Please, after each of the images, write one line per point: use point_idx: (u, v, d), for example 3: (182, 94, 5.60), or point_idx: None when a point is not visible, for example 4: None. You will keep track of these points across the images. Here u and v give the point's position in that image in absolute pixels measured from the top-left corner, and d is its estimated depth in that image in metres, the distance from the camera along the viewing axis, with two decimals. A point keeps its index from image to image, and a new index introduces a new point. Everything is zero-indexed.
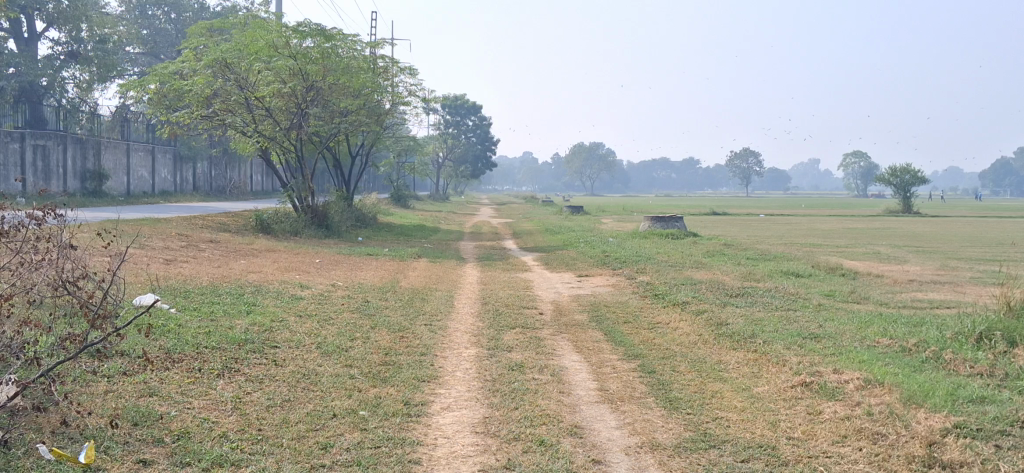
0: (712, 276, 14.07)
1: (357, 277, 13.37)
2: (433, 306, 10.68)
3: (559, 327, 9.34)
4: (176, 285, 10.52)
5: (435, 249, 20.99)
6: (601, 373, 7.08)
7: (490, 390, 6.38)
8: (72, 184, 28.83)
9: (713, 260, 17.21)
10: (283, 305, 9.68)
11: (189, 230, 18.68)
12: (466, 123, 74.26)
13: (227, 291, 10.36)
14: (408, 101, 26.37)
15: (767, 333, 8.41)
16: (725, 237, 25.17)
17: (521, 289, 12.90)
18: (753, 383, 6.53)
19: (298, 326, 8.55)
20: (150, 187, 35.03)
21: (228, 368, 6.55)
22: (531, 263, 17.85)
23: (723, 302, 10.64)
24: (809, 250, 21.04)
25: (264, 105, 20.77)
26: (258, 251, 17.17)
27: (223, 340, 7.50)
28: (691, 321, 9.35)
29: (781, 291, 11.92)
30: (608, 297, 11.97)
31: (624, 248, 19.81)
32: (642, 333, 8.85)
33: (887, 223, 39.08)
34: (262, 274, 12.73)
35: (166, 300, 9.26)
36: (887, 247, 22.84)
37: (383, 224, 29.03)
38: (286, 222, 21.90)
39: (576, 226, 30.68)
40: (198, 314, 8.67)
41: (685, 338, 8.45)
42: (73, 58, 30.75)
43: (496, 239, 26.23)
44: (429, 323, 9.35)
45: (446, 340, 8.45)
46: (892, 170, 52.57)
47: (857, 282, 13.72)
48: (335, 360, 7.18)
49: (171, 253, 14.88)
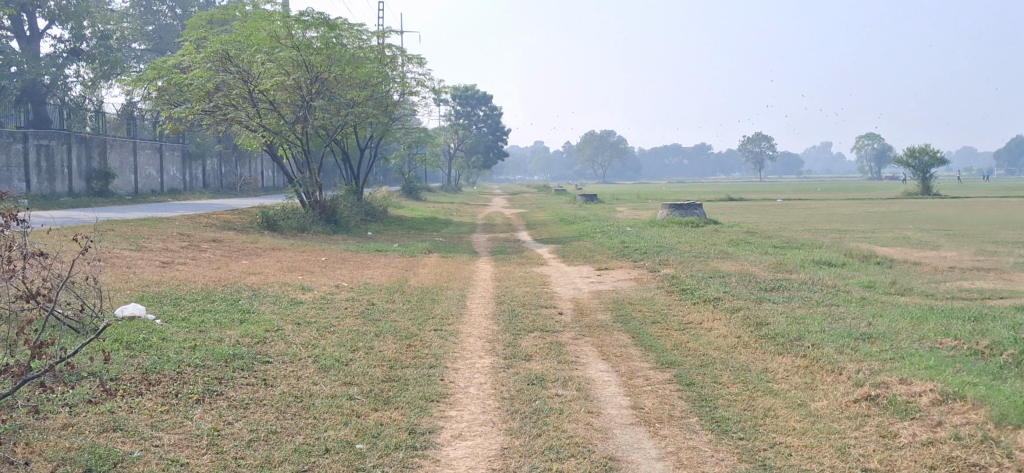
0: (740, 267, 13.21)
1: (363, 277, 12.58)
2: (444, 308, 9.87)
3: (581, 330, 8.52)
4: (167, 291, 9.74)
5: (447, 243, 20.19)
6: (633, 386, 6.27)
7: (510, 411, 5.58)
8: (76, 184, 28.20)
9: (738, 250, 16.37)
10: (281, 312, 8.89)
11: (192, 230, 17.96)
12: (477, 113, 72.88)
13: (222, 296, 9.59)
14: (417, 91, 25.53)
15: (814, 333, 7.56)
16: (746, 224, 24.29)
17: (538, 286, 12.07)
18: (810, 397, 5.71)
19: (295, 336, 7.77)
20: (157, 185, 34.37)
21: (210, 391, 5.77)
22: (547, 256, 17.02)
23: (758, 298, 9.80)
24: (835, 236, 20.14)
25: (268, 98, 20.00)
26: (262, 250, 16.40)
27: (208, 355, 6.71)
28: (727, 321, 8.53)
29: (818, 282, 11.06)
30: (632, 293, 11.14)
31: (643, 238, 18.95)
32: (673, 336, 8.02)
33: (909, 206, 38.05)
34: (262, 276, 11.97)
35: (153, 309, 8.50)
36: (915, 231, 21.87)
37: (394, 218, 28.27)
38: (293, 218, 21.08)
39: (593, 216, 29.88)
40: (187, 325, 7.91)
41: (723, 341, 7.62)
42: (76, 55, 30.04)
43: (510, 231, 25.47)
44: (440, 329, 8.54)
45: (458, 348, 7.64)
46: (908, 152, 51.49)
47: (896, 271, 12.83)
48: (332, 376, 6.40)
49: (169, 255, 14.12)
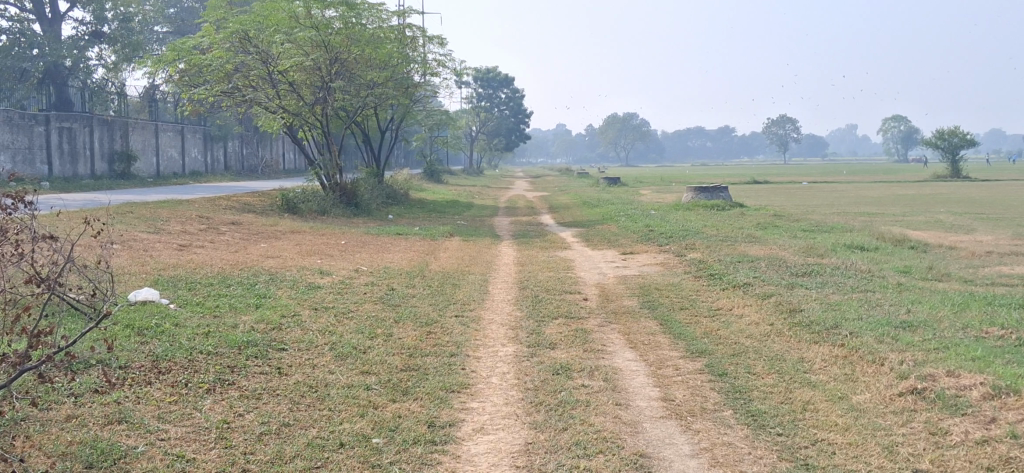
0: (769, 252, 12.86)
1: (383, 261, 12.33)
2: (466, 293, 9.61)
3: (607, 317, 8.23)
4: (183, 275, 9.53)
5: (468, 226, 19.91)
6: (663, 377, 5.99)
7: (534, 403, 5.32)
8: (99, 166, 28.14)
9: (767, 234, 15.99)
10: (297, 297, 8.65)
11: (211, 212, 17.79)
12: (499, 96, 72.43)
13: (238, 281, 9.37)
14: (438, 72, 25.23)
15: (851, 321, 7.24)
16: (773, 207, 23.85)
17: (562, 271, 11.79)
18: (851, 390, 5.42)
19: (312, 322, 7.54)
20: (179, 167, 34.29)
21: (221, 380, 5.54)
22: (571, 240, 16.70)
23: (790, 283, 9.47)
24: (865, 219, 19.69)
25: (287, 79, 19.82)
26: (282, 233, 16.18)
27: (221, 342, 6.48)
28: (758, 307, 8.23)
29: (852, 268, 10.70)
30: (659, 278, 10.83)
31: (669, 222, 18.58)
32: (703, 323, 7.73)
33: (938, 189, 37.38)
34: (280, 259, 11.76)
35: (167, 294, 8.28)
36: (948, 215, 21.35)
37: (415, 201, 28.04)
38: (313, 201, 20.87)
39: (616, 199, 29.51)
40: (201, 310, 7.70)
41: (756, 329, 7.32)
42: (97, 37, 29.92)
43: (532, 214, 25.17)
44: (461, 315, 8.28)
45: (480, 335, 7.38)
46: (937, 134, 50.49)
47: (931, 256, 12.43)
48: (349, 365, 6.15)
49: (187, 238, 13.93)
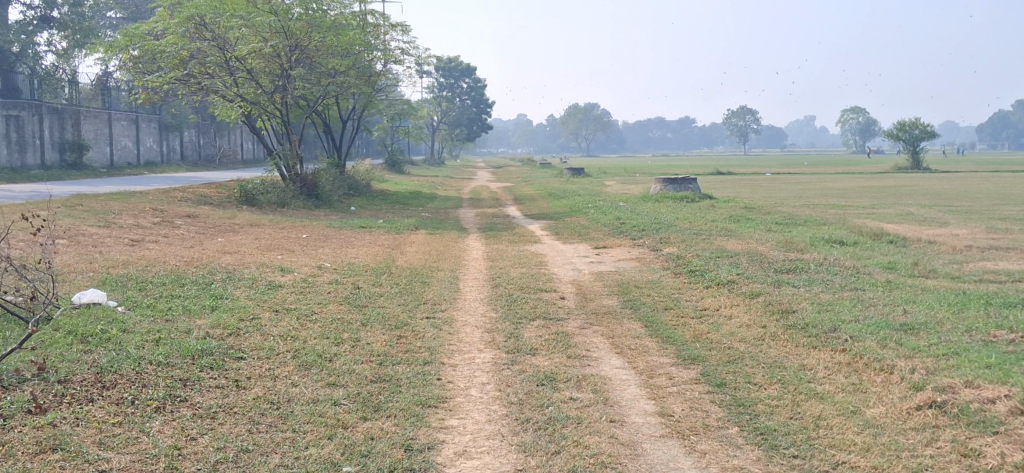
0: (747, 247, 12.48)
1: (347, 256, 11.77)
2: (436, 292, 9.10)
3: (588, 318, 7.77)
4: (132, 274, 8.91)
5: (434, 219, 19.36)
6: (656, 388, 5.52)
7: (520, 420, 4.83)
8: (49, 155, 27.22)
9: (741, 227, 15.64)
10: (256, 298, 8.08)
11: (166, 205, 17.08)
12: (460, 85, 71.72)
13: (192, 280, 8.77)
14: (401, 60, 24.63)
15: (849, 323, 6.84)
16: (742, 199, 23.57)
17: (534, 266, 11.31)
18: (863, 402, 4.99)
19: (272, 326, 6.97)
20: (134, 157, 33.33)
21: (171, 397, 4.99)
22: (539, 233, 16.23)
23: (775, 281, 9.07)
24: (835, 212, 19.43)
25: (245, 66, 19.12)
26: (240, 226, 15.54)
27: (172, 351, 5.91)
28: (747, 308, 7.82)
29: (835, 263, 10.34)
30: (636, 275, 10.40)
31: (639, 214, 18.18)
32: (691, 325, 7.30)
33: (900, 180, 37.43)
34: (239, 255, 11.16)
35: (115, 296, 7.67)
36: (918, 207, 21.22)
37: (378, 192, 27.41)
38: (273, 192, 20.19)
39: (582, 190, 29.11)
40: (152, 314, 7.12)
41: (748, 332, 6.89)
42: (46, 23, 28.88)
43: (497, 206, 24.66)
44: (432, 317, 7.77)
45: (453, 340, 6.87)
46: (899, 126, 50.83)
47: (912, 250, 12.12)
48: (314, 376, 5.63)
49: (139, 232, 13.26)
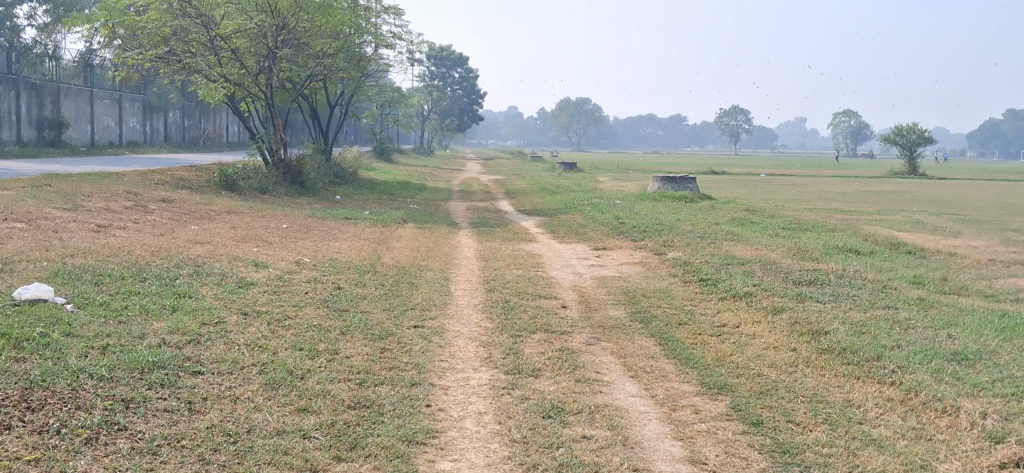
0: (756, 254, 11.68)
1: (329, 251, 10.92)
2: (425, 295, 8.27)
3: (593, 332, 6.97)
4: (89, 266, 8.05)
5: (423, 211, 18.53)
6: (682, 425, 4.71)
7: (526, 465, 4.03)
8: (27, 132, 26.28)
9: (746, 231, 14.86)
10: (226, 297, 7.24)
11: (141, 187, 16.21)
12: (452, 75, 70.79)
13: (154, 274, 7.92)
14: (393, 45, 23.77)
15: (891, 351, 6.04)
16: (743, 201, 22.80)
17: (531, 269, 10.49)
18: (932, 454, 4.22)
19: (239, 333, 6.13)
20: (116, 137, 32.34)
21: (107, 423, 4.17)
22: (534, 230, 15.39)
23: (797, 295, 8.28)
24: (839, 217, 18.67)
25: (230, 45, 18.22)
26: (217, 213, 14.66)
27: (119, 363, 5.06)
28: (771, 326, 7.02)
29: (856, 276, 9.56)
30: (642, 281, 9.62)
31: (638, 213, 17.37)
32: (711, 346, 6.50)
33: (897, 186, 36.68)
34: (212, 246, 10.30)
35: (64, 291, 6.83)
36: (923, 215, 20.52)
37: (366, 180, 26.55)
38: (255, 178, 19.29)
39: (575, 186, 28.32)
40: (106, 315, 6.28)
41: (777, 357, 6.09)
42: None
43: (489, 199, 23.83)
44: (421, 326, 6.93)
45: (446, 355, 6.05)
46: (896, 131, 50.23)
47: (933, 263, 11.35)
48: (283, 400, 4.82)
49: (107, 216, 12.38)
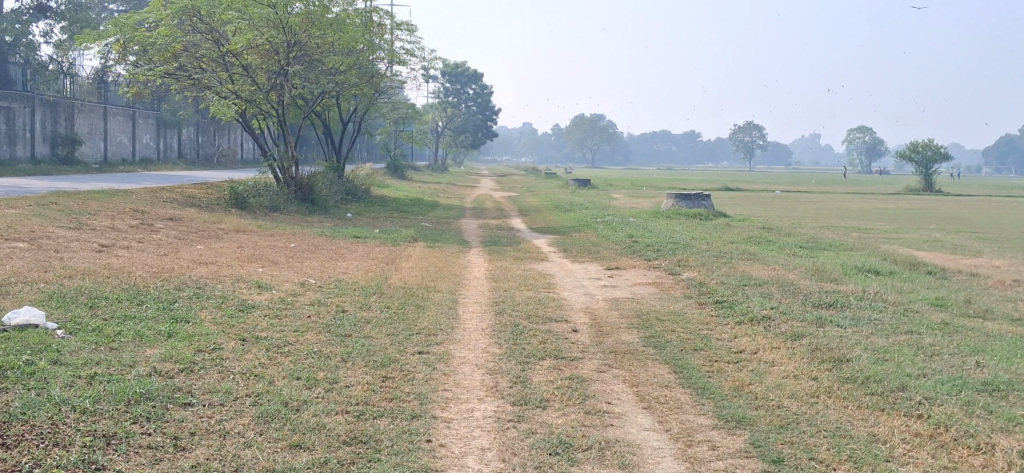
0: (773, 274, 11.38)
1: (335, 271, 10.70)
2: (432, 319, 8.01)
3: (605, 358, 6.70)
4: (86, 288, 7.82)
5: (434, 229, 18.31)
6: (697, 463, 4.44)
7: None
8: (41, 149, 26.25)
9: (763, 249, 14.56)
10: (226, 322, 7.02)
11: (149, 205, 16.06)
12: (466, 91, 70.95)
13: (154, 297, 7.70)
14: (405, 61, 23.62)
15: (917, 380, 5.73)
16: (758, 218, 22.48)
17: (542, 289, 10.22)
18: None
19: (235, 360, 5.90)
20: (129, 154, 32.31)
21: (85, 463, 3.94)
22: (545, 249, 15.14)
23: (817, 319, 7.98)
24: (856, 236, 18.32)
25: (241, 62, 18.09)
26: (225, 232, 14.48)
27: (105, 394, 4.82)
28: (791, 353, 6.72)
29: (876, 298, 9.24)
30: (656, 303, 9.34)
31: (651, 232, 17.09)
32: (727, 374, 6.22)
33: (914, 202, 36.25)
34: (216, 267, 10.09)
35: (58, 316, 6.61)
36: (941, 233, 20.17)
37: (378, 198, 26.38)
38: (265, 195, 19.12)
39: (588, 203, 28.06)
40: (98, 340, 6.05)
41: (799, 386, 5.80)
42: (42, 13, 27.98)
43: (501, 216, 23.60)
44: (425, 352, 6.67)
45: (450, 384, 5.78)
46: (910, 147, 49.69)
47: (955, 283, 11.03)
48: (275, 434, 4.57)
49: (112, 235, 12.19)
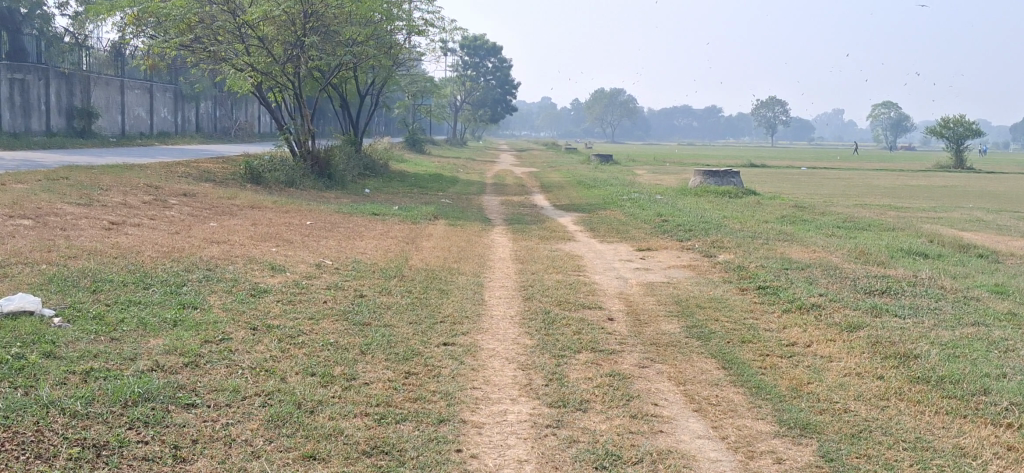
0: (815, 256, 10.79)
1: (354, 251, 10.19)
2: (456, 304, 7.48)
3: (647, 352, 6.16)
4: (89, 270, 7.33)
5: (455, 206, 17.78)
6: None
7: None
8: (57, 122, 25.84)
9: (800, 229, 13.95)
10: (235, 308, 6.51)
11: (163, 180, 15.60)
12: (485, 65, 70.06)
13: (160, 280, 7.20)
14: (426, 32, 23.00)
15: (999, 382, 5.17)
16: (789, 196, 21.78)
17: (571, 272, 9.66)
18: None
19: (245, 353, 5.39)
20: (147, 128, 31.91)
21: None
22: (572, 228, 14.59)
23: (872, 308, 7.40)
24: (894, 215, 17.61)
25: (258, 33, 17.55)
26: (241, 208, 14.00)
27: (98, 395, 4.32)
28: (850, 348, 6.15)
29: (931, 284, 8.64)
30: (693, 288, 8.78)
31: (681, 210, 16.47)
32: (783, 370, 5.67)
33: (947, 180, 35.36)
34: (229, 246, 9.60)
35: (55, 302, 6.10)
36: (981, 212, 19.42)
37: (398, 173, 25.88)
38: (282, 170, 18.62)
39: (612, 179, 27.41)
40: (97, 330, 5.55)
41: (865, 387, 5.25)
42: None
43: (523, 193, 23.04)
44: (451, 343, 6.15)
45: (480, 382, 5.25)
46: (942, 122, 48.27)
47: (1011, 268, 10.39)
48: (287, 443, 4.07)
49: (123, 212, 11.72)
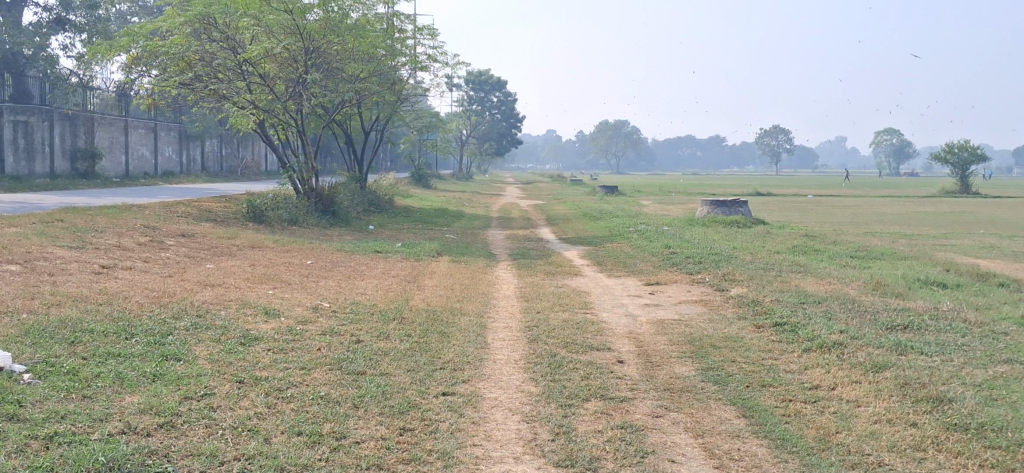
0: (830, 289, 10.38)
1: (353, 292, 9.82)
2: (458, 348, 7.09)
3: (660, 398, 5.76)
4: (71, 319, 6.95)
5: (457, 241, 17.47)
6: None
7: None
8: (60, 164, 25.63)
9: (812, 260, 13.56)
10: (221, 359, 6.12)
11: (160, 220, 15.30)
12: (490, 99, 70.05)
13: (145, 329, 6.82)
14: (428, 67, 22.76)
15: None
16: (798, 225, 21.39)
17: (577, 310, 9.27)
18: None
19: (228, 410, 5.00)
20: (151, 168, 31.70)
21: None
22: (578, 262, 14.23)
23: (897, 345, 6.98)
24: (906, 243, 17.20)
25: (259, 71, 17.27)
26: (240, 248, 13.68)
27: (58, 465, 3.92)
28: (877, 391, 5.74)
29: (955, 317, 8.23)
30: (706, 325, 8.39)
31: (689, 242, 16.12)
32: (808, 418, 5.26)
33: (956, 206, 34.90)
34: (223, 290, 9.24)
35: (29, 356, 5.72)
36: (994, 239, 19.00)
37: (402, 209, 25.59)
38: (283, 208, 18.29)
39: (619, 210, 27.07)
40: (70, 387, 5.17)
41: (898, 436, 4.83)
42: (60, 25, 26.91)
43: (528, 226, 22.71)
44: (451, 393, 5.75)
45: (482, 438, 4.84)
46: (947, 147, 47.90)
47: None
48: None
49: (117, 255, 11.39)
